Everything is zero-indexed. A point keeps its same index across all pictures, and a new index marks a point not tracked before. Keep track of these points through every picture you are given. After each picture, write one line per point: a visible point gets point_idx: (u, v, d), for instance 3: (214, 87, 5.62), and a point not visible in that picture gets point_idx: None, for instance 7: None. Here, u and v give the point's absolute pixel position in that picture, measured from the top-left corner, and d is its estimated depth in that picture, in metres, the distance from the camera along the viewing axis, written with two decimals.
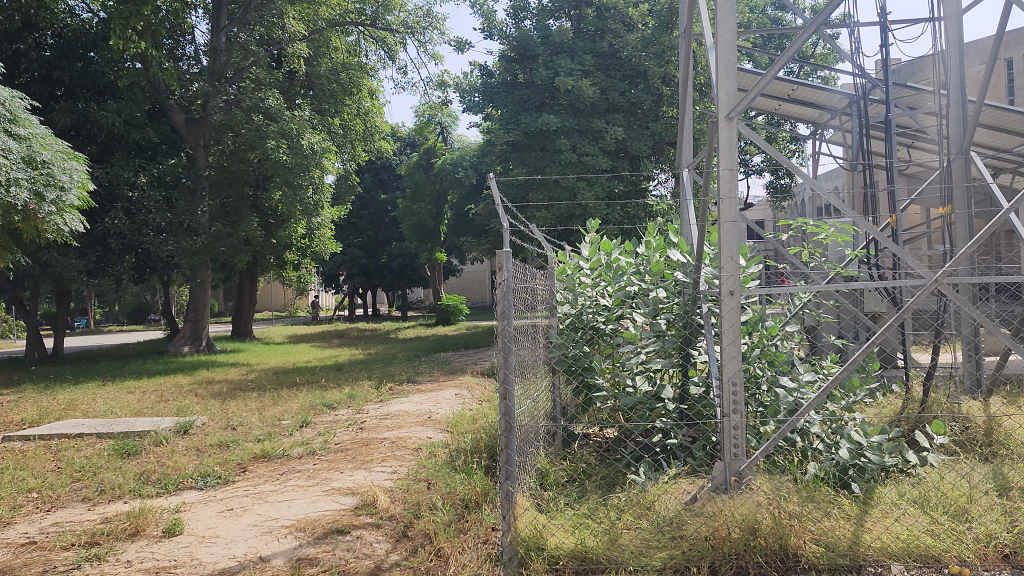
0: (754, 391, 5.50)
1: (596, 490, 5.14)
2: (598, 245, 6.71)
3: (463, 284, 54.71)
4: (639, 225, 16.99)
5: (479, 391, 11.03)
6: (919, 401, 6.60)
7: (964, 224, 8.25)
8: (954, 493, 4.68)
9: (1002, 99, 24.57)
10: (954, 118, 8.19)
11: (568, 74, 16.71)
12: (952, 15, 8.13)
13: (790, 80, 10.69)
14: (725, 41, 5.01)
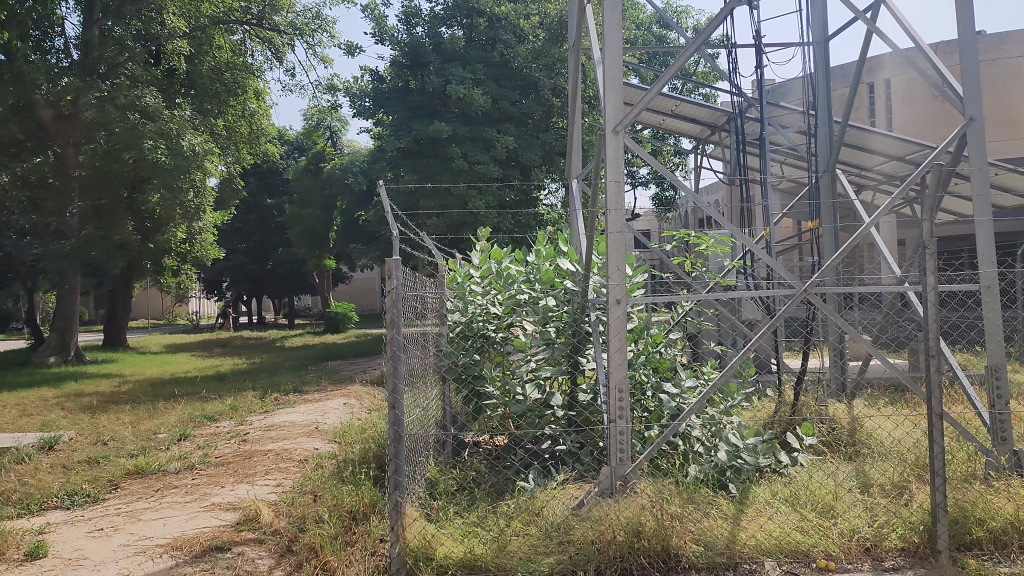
0: (640, 397, 5.67)
1: (485, 498, 5.15)
2: (489, 253, 6.74)
3: (352, 292, 53.81)
4: (530, 234, 17.19)
5: (367, 400, 10.85)
6: (790, 405, 6.93)
7: (832, 238, 8.75)
8: (822, 491, 4.95)
9: (864, 121, 26.19)
10: (823, 138, 8.67)
11: (459, 83, 16.76)
12: (819, 40, 8.65)
13: (673, 96, 11.04)
14: (611, 56, 5.16)
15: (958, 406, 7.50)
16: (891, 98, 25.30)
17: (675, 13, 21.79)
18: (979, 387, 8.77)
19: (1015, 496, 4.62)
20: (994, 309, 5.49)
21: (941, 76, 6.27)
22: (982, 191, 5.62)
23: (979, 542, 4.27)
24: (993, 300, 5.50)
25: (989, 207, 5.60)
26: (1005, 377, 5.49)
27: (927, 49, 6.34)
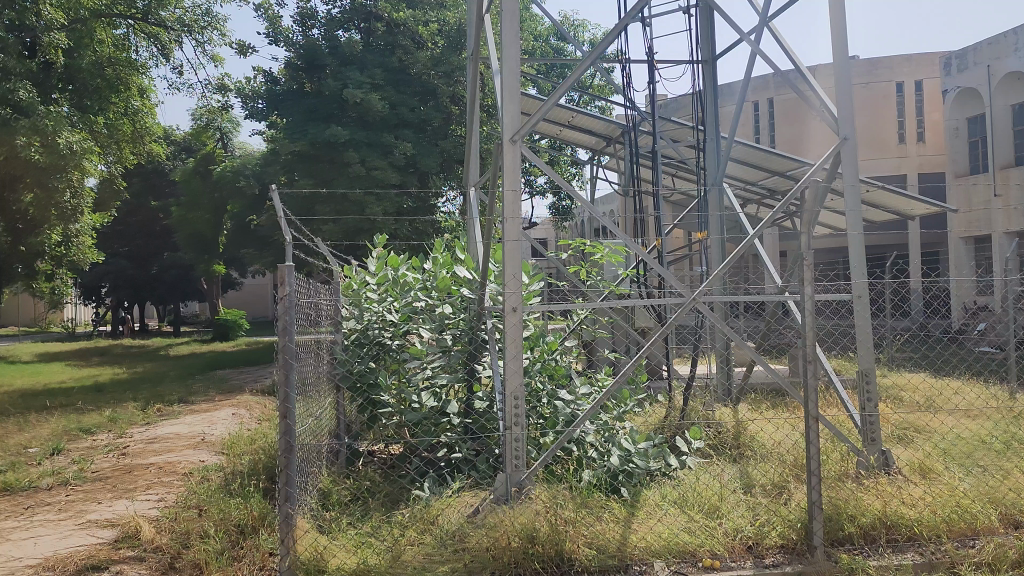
0: (535, 404, 5.72)
1: (380, 508, 5.08)
2: (386, 260, 6.66)
3: (242, 298, 52.09)
4: (427, 241, 17.12)
5: (258, 410, 10.54)
6: (679, 409, 7.16)
7: (719, 249, 9.09)
8: (708, 492, 5.13)
9: (750, 137, 27.40)
10: (711, 152, 9.01)
11: (357, 87, 16.68)
12: (708, 59, 9.00)
13: (570, 108, 11.24)
14: (509, 67, 5.21)
15: (832, 410, 7.94)
16: (775, 117, 26.60)
17: (572, 26, 22.19)
18: (852, 391, 9.30)
19: (883, 493, 4.92)
20: (865, 317, 5.83)
21: (818, 98, 6.63)
22: (854, 207, 5.96)
23: (851, 538, 4.52)
24: (865, 309, 5.83)
25: (861, 221, 5.94)
26: (875, 382, 5.81)
27: (807, 72, 6.67)
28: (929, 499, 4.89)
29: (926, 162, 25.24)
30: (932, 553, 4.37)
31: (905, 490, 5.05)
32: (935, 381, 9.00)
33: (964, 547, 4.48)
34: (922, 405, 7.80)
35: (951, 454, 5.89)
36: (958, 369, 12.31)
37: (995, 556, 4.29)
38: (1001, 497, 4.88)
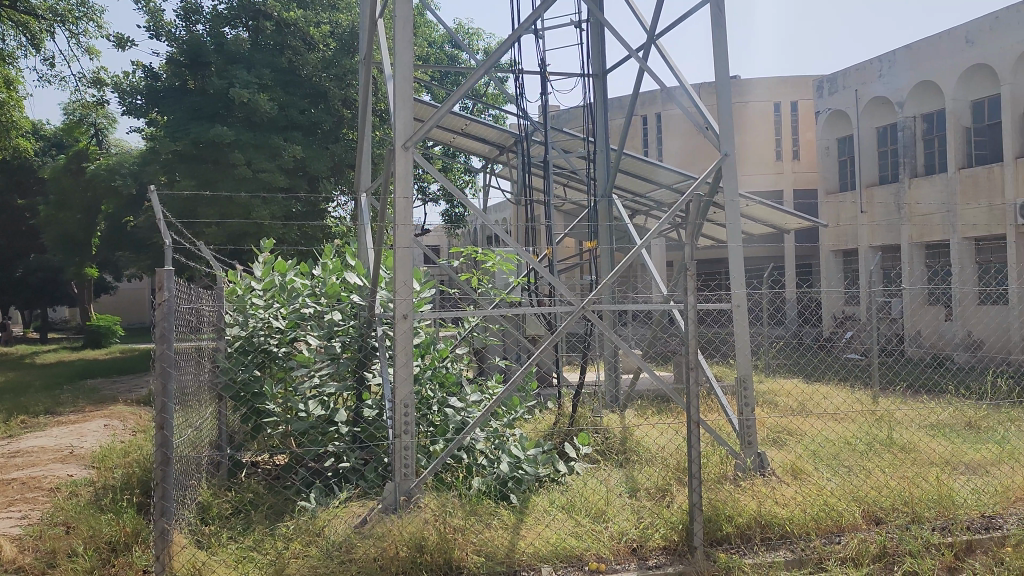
0: (425, 412, 5.69)
1: (264, 521, 4.93)
2: (272, 265, 6.43)
3: (117, 303, 49.36)
4: (316, 247, 16.74)
5: (133, 422, 10.01)
6: (568, 415, 7.27)
7: (608, 258, 9.28)
8: (595, 497, 5.24)
9: (639, 150, 28.14)
10: (601, 163, 9.19)
11: (244, 86, 16.10)
12: (597, 73, 9.21)
13: (464, 115, 11.23)
14: (402, 74, 5.18)
15: (713, 414, 8.25)
16: (661, 131, 27.48)
17: (466, 34, 22.21)
18: (731, 397, 9.70)
19: (758, 494, 5.15)
20: (744, 326, 6.08)
21: (701, 115, 6.88)
22: (734, 220, 6.22)
23: (728, 537, 4.72)
24: (743, 319, 6.08)
25: (740, 234, 6.20)
26: (752, 388, 6.07)
27: (691, 89, 6.92)
28: (800, 499, 5.16)
29: (800, 179, 26.68)
30: (802, 550, 4.61)
31: (778, 490, 5.31)
32: (806, 386, 9.50)
33: (831, 543, 4.75)
34: (794, 410, 8.21)
35: (819, 456, 6.22)
36: (828, 375, 13.02)
37: (859, 550, 4.58)
38: (864, 495, 5.20)
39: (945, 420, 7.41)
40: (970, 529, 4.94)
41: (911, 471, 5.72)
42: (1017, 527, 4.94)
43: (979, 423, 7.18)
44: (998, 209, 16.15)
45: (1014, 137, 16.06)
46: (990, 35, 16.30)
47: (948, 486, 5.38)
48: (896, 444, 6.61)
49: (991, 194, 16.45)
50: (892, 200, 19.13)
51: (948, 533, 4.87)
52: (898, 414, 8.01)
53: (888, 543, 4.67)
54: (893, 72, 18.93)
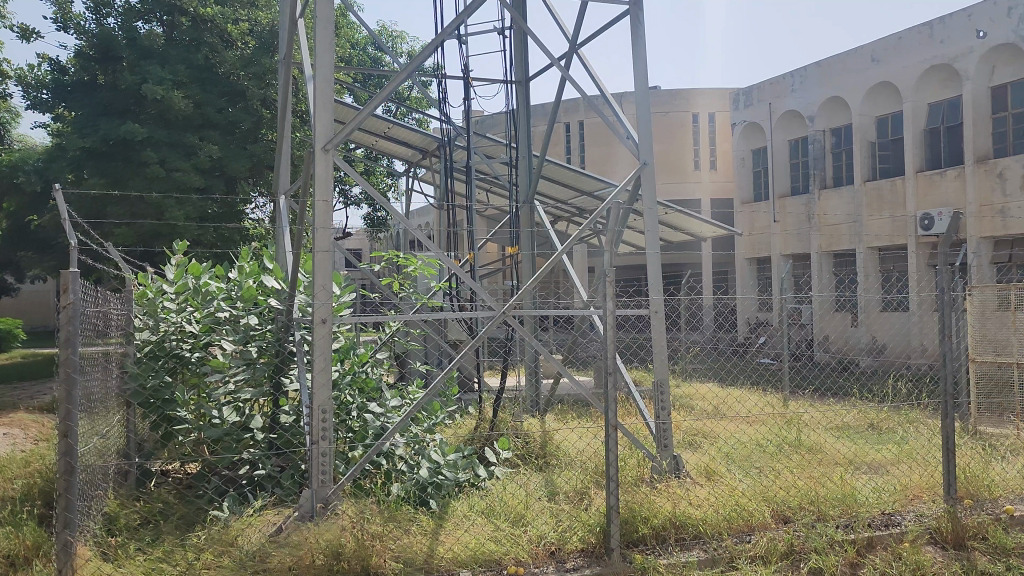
0: (344, 417, 5.61)
1: (175, 531, 4.78)
2: (185, 267, 6.21)
3: (19, 307, 46.96)
4: (233, 249, 16.33)
5: (35, 431, 9.57)
6: (489, 420, 7.28)
7: (529, 264, 9.33)
8: (514, 501, 5.27)
9: (562, 157, 28.44)
10: (523, 169, 9.23)
11: (158, 82, 15.65)
12: (520, 80, 9.27)
13: (386, 119, 11.13)
14: (322, 75, 5.11)
15: (631, 418, 8.40)
16: (584, 139, 27.84)
17: (389, 37, 21.99)
18: (649, 400, 9.88)
19: (673, 496, 5.27)
20: (660, 332, 6.22)
21: (620, 124, 6.99)
22: (652, 227, 6.34)
23: (644, 538, 4.82)
24: (660, 324, 6.21)
25: (658, 241, 6.33)
26: (669, 392, 6.20)
27: (611, 98, 7.04)
28: (713, 499, 5.30)
29: (717, 188, 27.43)
30: (714, 550, 4.74)
31: (692, 491, 5.45)
32: (721, 390, 9.76)
33: (742, 542, 4.90)
34: (709, 413, 8.43)
35: (731, 458, 6.40)
36: (742, 379, 13.41)
37: (768, 548, 4.74)
38: (773, 495, 5.38)
39: (851, 422, 7.72)
40: (872, 526, 5.16)
41: (817, 471, 5.94)
42: (914, 523, 5.20)
43: (881, 424, 7.51)
44: (900, 220, 16.97)
45: (915, 153, 16.94)
46: (894, 54, 17.21)
47: (851, 485, 5.62)
48: (804, 445, 6.86)
49: (894, 206, 17.27)
50: (803, 210, 19.85)
51: (850, 530, 5.08)
52: (807, 417, 8.30)
53: (795, 541, 4.84)
54: (804, 87, 19.67)
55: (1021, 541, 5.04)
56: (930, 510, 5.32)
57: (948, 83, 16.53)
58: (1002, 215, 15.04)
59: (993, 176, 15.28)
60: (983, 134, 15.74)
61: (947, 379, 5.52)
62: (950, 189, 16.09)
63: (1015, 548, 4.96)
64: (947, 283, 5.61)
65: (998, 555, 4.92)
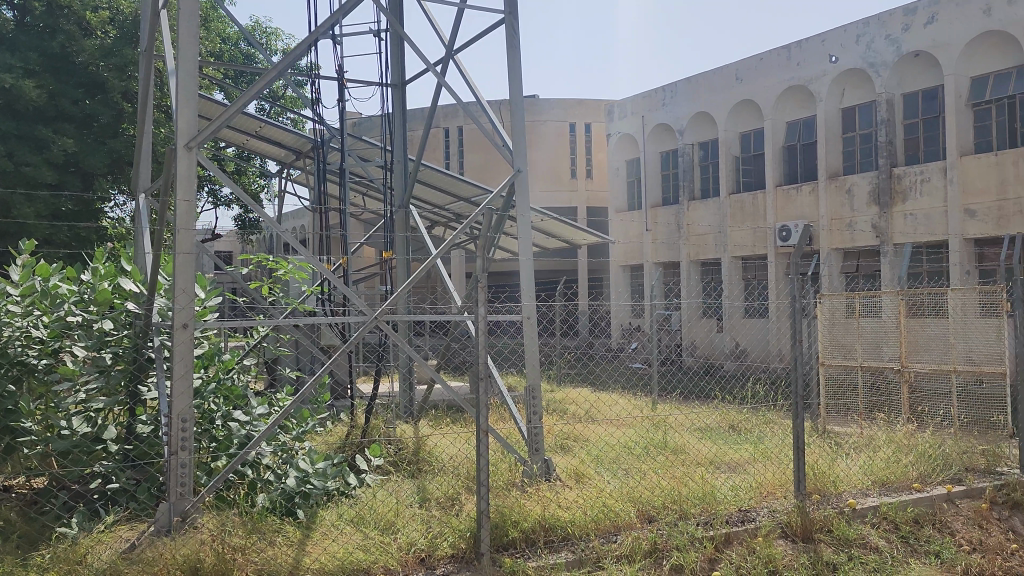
0: (206, 427, 5.36)
1: (16, 551, 4.46)
2: (32, 268, 5.73)
3: None
4: (89, 249, 15.40)
5: None
6: (361, 427, 7.14)
7: (404, 268, 9.23)
8: (385, 509, 5.21)
9: (440, 162, 28.37)
10: (398, 173, 9.13)
11: (5, 70, 14.65)
12: (396, 83, 9.21)
13: (257, 117, 10.77)
14: (186, 68, 4.91)
15: (504, 422, 8.46)
16: (464, 145, 27.93)
17: (264, 33, 21.28)
18: (522, 405, 9.99)
19: (543, 499, 5.34)
20: (533, 337, 6.30)
21: (495, 131, 7.05)
22: (525, 234, 6.43)
23: (513, 542, 4.88)
24: (532, 330, 6.30)
25: (530, 247, 6.41)
26: (540, 397, 6.29)
27: (486, 106, 7.09)
28: (581, 502, 5.39)
29: (593, 197, 28.12)
30: (581, 551, 4.84)
31: (561, 494, 5.55)
32: (593, 394, 10.00)
33: (608, 542, 5.03)
34: (581, 417, 8.61)
35: (600, 460, 6.55)
36: (614, 383, 13.75)
37: (632, 548, 4.89)
38: (638, 495, 5.54)
39: (714, 423, 8.07)
40: (729, 522, 5.41)
41: (679, 471, 6.17)
42: (768, 518, 5.48)
43: (740, 425, 7.89)
44: (761, 231, 17.92)
45: (775, 167, 17.93)
46: (756, 74, 18.19)
47: (711, 484, 5.88)
48: (669, 447, 7.11)
49: (755, 218, 18.22)
50: (673, 220, 20.61)
51: (710, 527, 5.31)
52: (673, 419, 8.59)
53: (658, 539, 5.02)
54: (674, 101, 20.47)
55: (862, 531, 5.43)
56: (781, 506, 5.63)
57: (804, 103, 17.63)
58: (850, 228, 16.17)
59: (842, 193, 16.39)
60: (835, 152, 16.88)
61: (798, 383, 5.84)
62: (806, 203, 17.13)
63: (856, 539, 5.34)
64: (799, 291, 5.92)
65: (841, 547, 5.29)
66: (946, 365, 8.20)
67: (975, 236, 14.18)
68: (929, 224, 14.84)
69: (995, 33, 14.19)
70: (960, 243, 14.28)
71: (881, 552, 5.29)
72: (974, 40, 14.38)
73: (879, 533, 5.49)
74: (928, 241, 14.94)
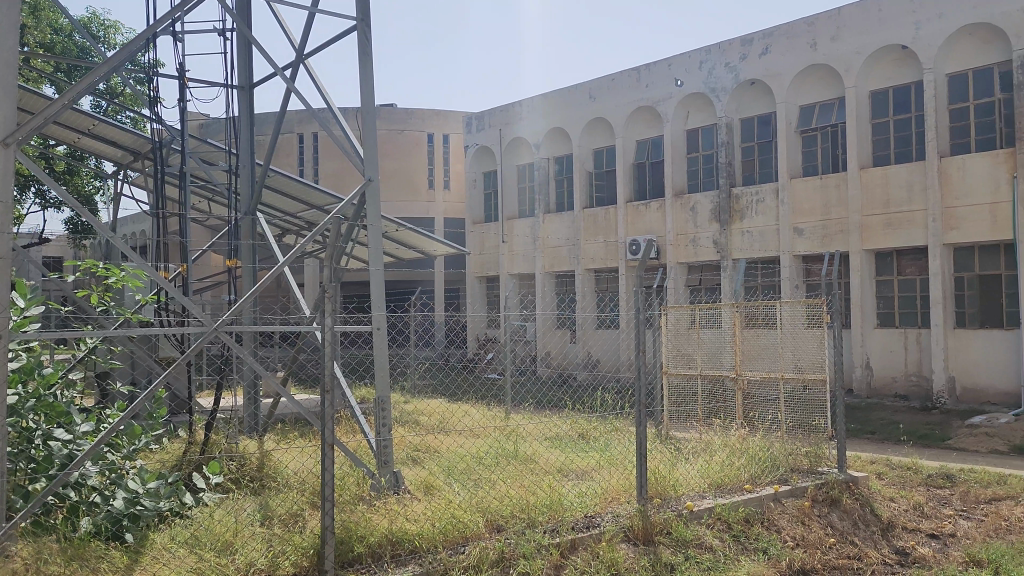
0: (24, 448, 4.90)
1: None
2: None
3: None
4: None
5: None
6: (200, 445, 6.80)
7: (249, 277, 8.87)
8: (223, 529, 4.97)
9: (294, 168, 27.62)
10: (244, 178, 8.78)
11: None
12: (244, 85, 8.90)
13: (89, 114, 10.06)
14: (5, 58, 4.55)
15: (352, 435, 8.32)
16: (318, 152, 27.34)
17: (102, 25, 19.87)
18: (372, 417, 9.86)
19: (390, 512, 5.26)
20: (382, 347, 6.23)
21: (347, 139, 6.94)
22: (375, 244, 6.36)
23: (358, 557, 4.78)
24: (381, 341, 6.23)
25: (381, 257, 6.35)
26: (389, 408, 6.22)
27: (338, 113, 6.98)
28: (429, 514, 5.35)
29: (450, 209, 28.25)
30: (429, 564, 4.82)
31: (410, 506, 5.51)
32: (446, 405, 10.01)
33: (456, 553, 5.02)
34: (431, 428, 8.58)
35: (451, 471, 6.55)
36: (467, 394, 13.84)
37: (479, 557, 4.92)
38: (487, 505, 5.55)
39: (563, 432, 8.25)
40: (575, 528, 5.53)
41: (528, 480, 6.25)
42: (611, 523, 5.63)
43: (588, 434, 8.09)
44: (612, 245, 18.60)
45: (625, 183, 18.64)
46: (609, 93, 18.88)
47: (559, 491, 5.98)
48: (518, 455, 7.23)
49: (607, 232, 18.86)
50: (529, 233, 20.98)
51: (556, 534, 5.41)
52: (523, 428, 8.73)
53: (506, 548, 5.06)
54: (530, 116, 20.88)
55: (698, 532, 5.70)
56: (625, 510, 5.81)
57: (652, 123, 18.46)
58: (693, 243, 17.04)
59: (686, 210, 17.25)
60: (680, 170, 17.76)
61: (642, 391, 6.05)
62: (653, 219, 17.91)
63: (692, 540, 5.61)
64: (643, 303, 6.13)
65: (679, 547, 5.54)
66: (775, 373, 8.71)
67: (803, 253, 15.32)
68: (763, 240, 15.89)
69: (819, 66, 15.45)
70: (790, 260, 15.37)
71: (715, 551, 5.58)
72: (802, 72, 15.58)
73: (714, 533, 5.78)
74: (762, 257, 16.01)
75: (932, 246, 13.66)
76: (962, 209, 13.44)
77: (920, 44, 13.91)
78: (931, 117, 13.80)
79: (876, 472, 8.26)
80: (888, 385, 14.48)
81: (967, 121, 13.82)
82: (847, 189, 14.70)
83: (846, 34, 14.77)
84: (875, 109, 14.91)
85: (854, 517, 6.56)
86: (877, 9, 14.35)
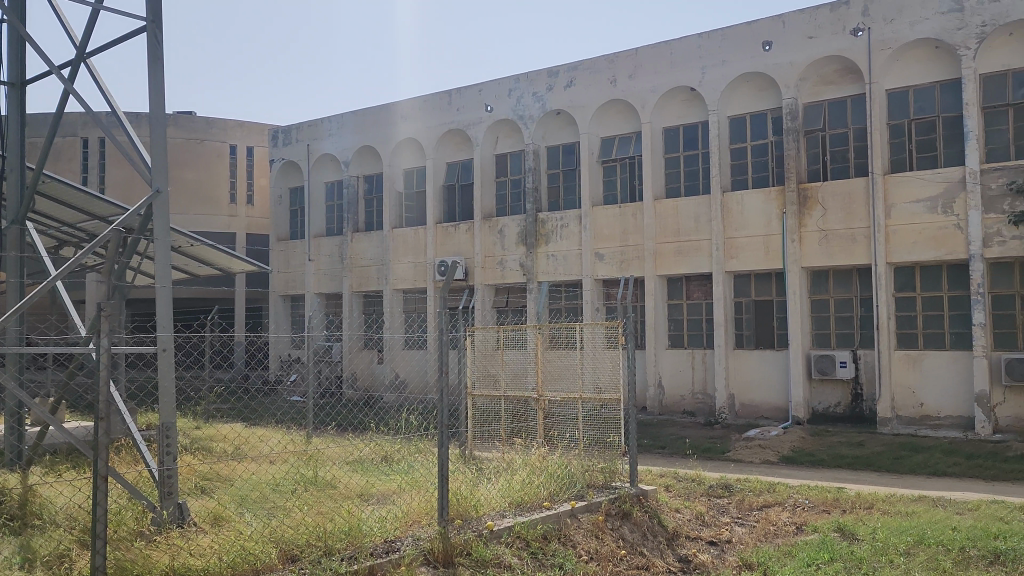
0: None
1: None
2: None
3: None
4: None
5: None
6: None
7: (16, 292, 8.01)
8: None
9: (77, 175, 25.41)
10: (12, 184, 7.94)
11: None
12: (15, 82, 8.10)
13: None
14: None
15: (132, 464, 7.73)
16: (105, 159, 25.35)
17: None
18: (156, 445, 9.21)
19: (172, 548, 4.90)
20: (169, 370, 5.84)
21: (134, 150, 6.49)
22: (162, 261, 5.97)
23: None
24: (167, 363, 5.84)
25: (169, 275, 5.97)
26: (176, 436, 5.84)
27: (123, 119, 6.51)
28: (216, 547, 5.04)
29: (253, 224, 27.08)
30: None
31: (196, 540, 5.16)
32: (241, 430, 9.55)
33: None
34: (226, 454, 8.15)
35: (245, 501, 6.23)
36: (265, 418, 13.30)
37: None
38: (281, 535, 5.31)
39: (366, 455, 8.12)
40: (374, 554, 5.40)
41: (326, 506, 6.05)
42: (412, 546, 5.57)
43: (391, 456, 8.02)
44: (421, 265, 18.69)
45: (435, 204, 18.76)
46: (420, 114, 18.99)
47: (358, 516, 5.82)
48: (318, 481, 7.01)
49: (416, 252, 18.89)
50: (336, 251, 20.56)
51: (354, 561, 5.25)
52: (324, 452, 8.50)
53: None
54: (340, 133, 20.53)
55: (497, 551, 5.76)
56: (425, 533, 5.76)
57: (463, 146, 18.77)
58: (501, 265, 17.46)
59: (494, 232, 17.65)
60: (489, 193, 18.16)
61: (444, 413, 6.05)
62: (462, 241, 18.15)
63: (491, 560, 5.65)
64: (447, 324, 6.14)
65: (478, 568, 5.57)
66: (574, 394, 8.89)
67: (603, 277, 16.12)
68: (566, 264, 16.56)
69: (618, 101, 16.40)
70: (590, 283, 16.13)
71: (513, 569, 5.65)
72: (603, 106, 16.46)
73: (512, 552, 5.86)
74: (564, 280, 16.68)
75: (716, 273, 14.85)
76: (741, 240, 14.73)
77: (705, 88, 15.15)
78: (716, 155, 15.04)
79: (664, 484, 8.77)
80: (677, 402, 15.50)
81: (745, 160, 15.19)
82: (643, 218, 15.64)
83: (642, 73, 15.81)
84: (667, 144, 16.01)
85: (643, 529, 6.90)
86: (669, 53, 15.48)
